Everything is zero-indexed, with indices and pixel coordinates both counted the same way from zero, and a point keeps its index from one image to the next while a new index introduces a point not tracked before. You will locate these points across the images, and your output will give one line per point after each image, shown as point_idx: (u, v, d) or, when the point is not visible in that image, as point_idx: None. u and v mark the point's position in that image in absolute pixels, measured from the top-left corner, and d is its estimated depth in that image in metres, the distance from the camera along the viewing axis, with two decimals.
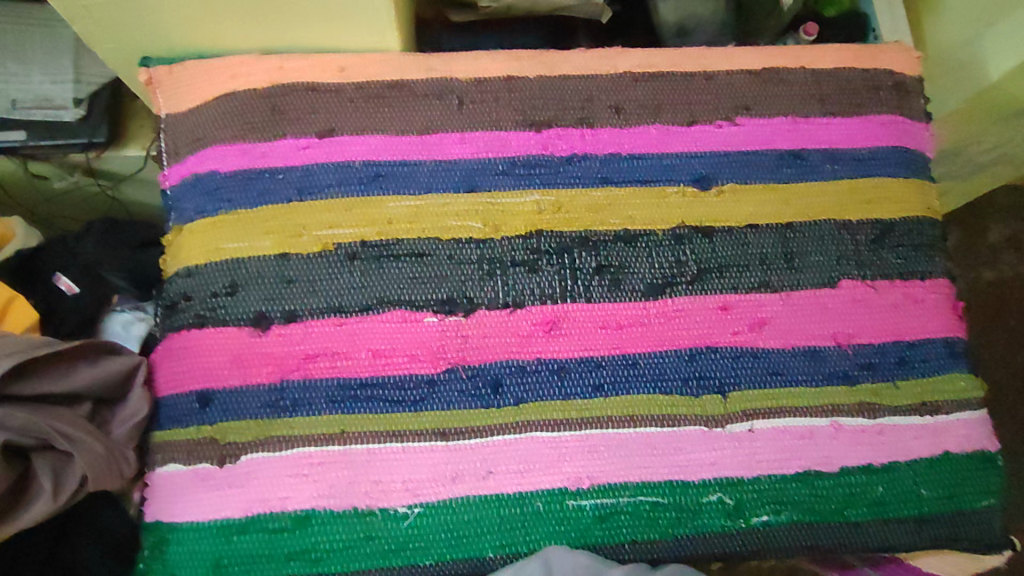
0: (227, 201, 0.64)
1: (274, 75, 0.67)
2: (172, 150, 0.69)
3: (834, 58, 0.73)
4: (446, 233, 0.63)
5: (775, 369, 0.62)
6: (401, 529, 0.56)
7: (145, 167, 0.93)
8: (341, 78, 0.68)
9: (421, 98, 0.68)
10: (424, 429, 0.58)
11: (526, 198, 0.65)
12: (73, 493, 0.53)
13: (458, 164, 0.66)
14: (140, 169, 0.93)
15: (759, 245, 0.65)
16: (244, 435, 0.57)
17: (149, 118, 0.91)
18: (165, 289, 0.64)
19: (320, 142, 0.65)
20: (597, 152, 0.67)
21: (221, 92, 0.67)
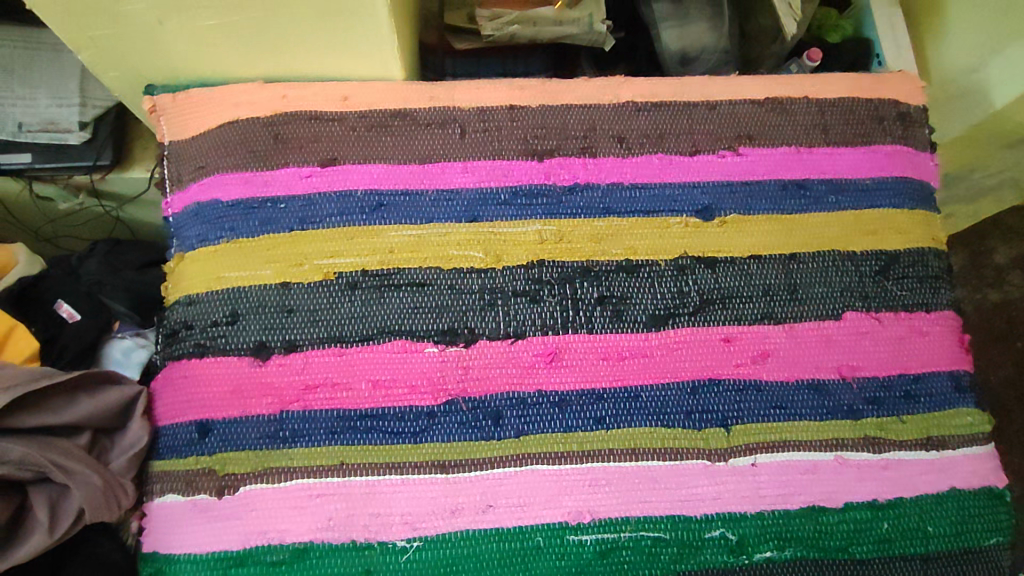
0: (229, 229, 0.64)
1: (278, 104, 0.68)
2: (175, 177, 0.69)
3: (836, 88, 0.73)
4: (447, 263, 0.63)
5: (779, 402, 0.61)
6: (400, 563, 0.56)
7: (149, 189, 0.93)
8: (345, 106, 0.68)
9: (424, 127, 0.68)
10: (424, 462, 0.57)
11: (528, 228, 0.65)
12: (72, 525, 0.53)
13: (460, 193, 0.66)
14: (145, 190, 0.94)
15: (762, 276, 0.65)
16: (243, 466, 0.57)
17: (154, 140, 0.92)
18: (166, 316, 0.64)
19: (323, 171, 0.66)
20: (600, 181, 0.67)
21: (225, 120, 0.68)
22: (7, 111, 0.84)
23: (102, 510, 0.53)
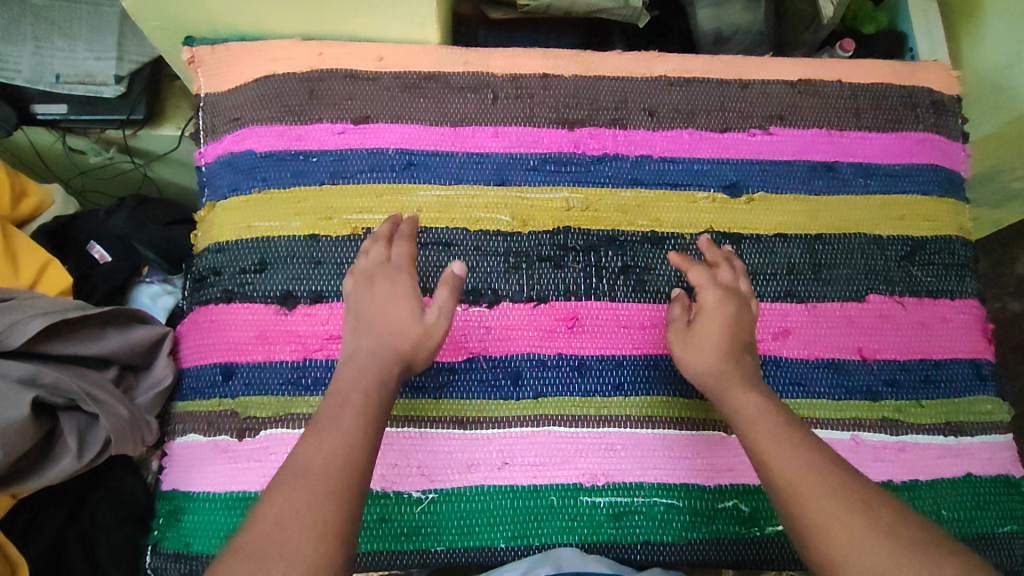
0: (261, 179, 0.66)
1: (314, 62, 0.69)
2: (209, 128, 0.70)
3: (870, 73, 0.73)
4: (473, 224, 0.64)
5: (798, 379, 0.61)
6: (414, 514, 0.55)
7: (178, 147, 0.95)
8: (380, 66, 0.70)
9: (457, 90, 0.69)
10: (443, 417, 0.58)
11: (556, 195, 0.66)
12: (98, 454, 0.53)
13: (489, 157, 0.67)
14: (174, 149, 0.96)
15: (787, 254, 0.65)
16: (265, 410, 0.57)
17: (186, 99, 0.94)
18: (193, 263, 0.65)
19: (355, 128, 0.67)
20: (628, 153, 0.68)
21: (261, 75, 0.70)
22: (46, 60, 0.85)
23: (127, 442, 0.53)
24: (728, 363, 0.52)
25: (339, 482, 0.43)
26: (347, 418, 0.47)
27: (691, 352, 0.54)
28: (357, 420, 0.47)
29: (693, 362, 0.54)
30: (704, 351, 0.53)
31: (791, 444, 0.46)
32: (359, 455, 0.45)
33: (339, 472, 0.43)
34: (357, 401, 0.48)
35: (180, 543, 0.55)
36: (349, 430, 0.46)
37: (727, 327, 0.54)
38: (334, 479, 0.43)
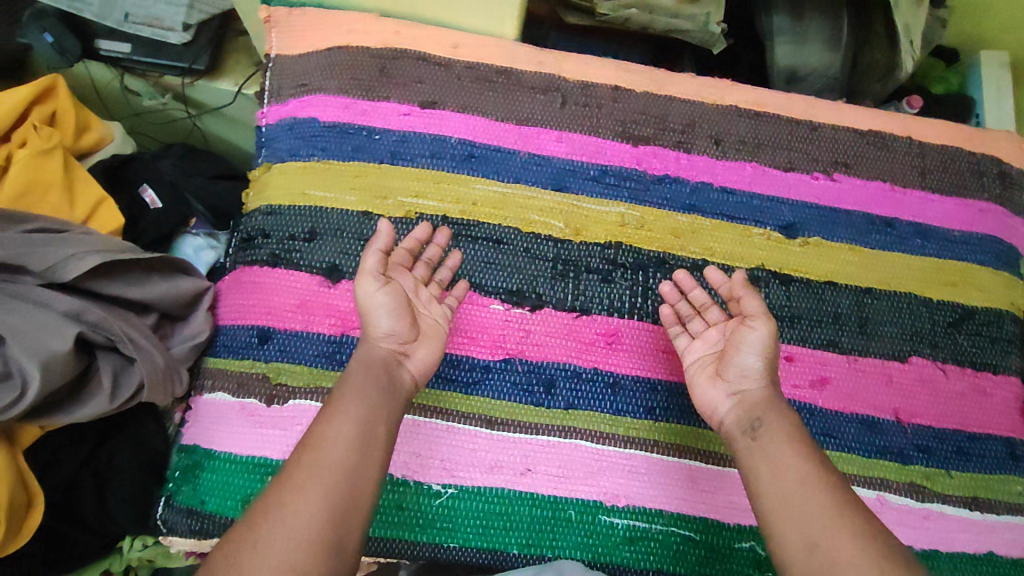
0: (321, 149, 0.66)
1: (389, 39, 0.69)
2: (274, 90, 0.70)
3: (941, 134, 0.72)
4: (526, 225, 0.64)
5: (828, 431, 0.60)
6: (431, 507, 0.55)
7: (233, 104, 0.95)
8: (453, 54, 0.70)
9: (527, 89, 0.69)
10: (472, 414, 0.57)
11: (612, 209, 0.65)
12: (129, 398, 0.53)
13: (550, 161, 0.67)
14: (228, 105, 0.96)
15: (834, 303, 0.64)
16: (297, 380, 0.57)
17: (246, 56, 0.94)
18: (243, 222, 0.65)
19: (421, 112, 0.67)
20: (690, 178, 0.67)
21: (334, 45, 0.70)
22: None
23: (158, 391, 0.53)
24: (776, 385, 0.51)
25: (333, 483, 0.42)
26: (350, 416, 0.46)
27: (769, 353, 0.51)
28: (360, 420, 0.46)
29: (758, 363, 0.51)
30: (766, 365, 0.51)
31: (807, 494, 0.44)
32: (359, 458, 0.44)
33: (340, 476, 0.43)
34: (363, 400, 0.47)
35: (195, 500, 0.55)
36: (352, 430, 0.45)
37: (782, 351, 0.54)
38: (336, 483, 0.42)
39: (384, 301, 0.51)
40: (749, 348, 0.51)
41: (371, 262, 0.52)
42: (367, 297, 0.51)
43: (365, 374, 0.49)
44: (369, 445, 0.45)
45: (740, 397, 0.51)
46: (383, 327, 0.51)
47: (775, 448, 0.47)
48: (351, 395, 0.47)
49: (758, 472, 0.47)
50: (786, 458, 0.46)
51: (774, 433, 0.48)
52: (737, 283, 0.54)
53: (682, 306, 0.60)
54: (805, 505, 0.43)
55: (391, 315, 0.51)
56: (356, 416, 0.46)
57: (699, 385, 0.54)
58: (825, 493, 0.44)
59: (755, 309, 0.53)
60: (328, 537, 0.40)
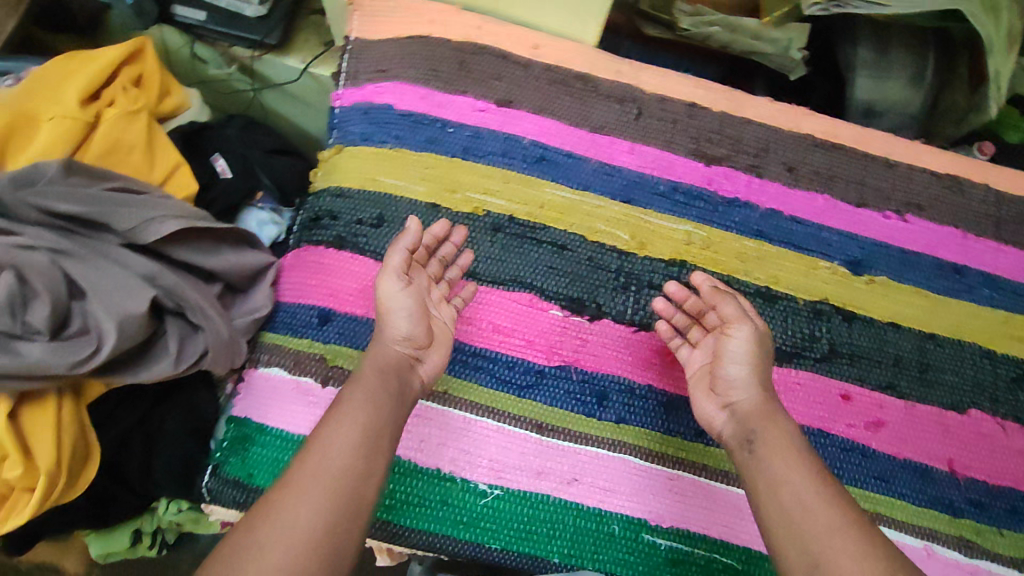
0: (394, 137, 0.66)
1: (470, 33, 0.69)
2: (350, 72, 0.70)
3: (1018, 185, 0.70)
4: (591, 234, 0.64)
5: (881, 475, 0.58)
6: (476, 506, 0.54)
7: (297, 82, 0.96)
8: (532, 54, 0.69)
9: (603, 97, 0.68)
10: (522, 417, 0.57)
11: (679, 226, 0.64)
12: (192, 365, 0.53)
13: (621, 172, 0.66)
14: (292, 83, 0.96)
15: (896, 346, 0.62)
16: (353, 363, 0.57)
17: (316, 34, 0.95)
18: (311, 201, 0.66)
19: (496, 109, 0.67)
20: (760, 203, 0.66)
21: (415, 33, 0.70)
22: None
23: (221, 359, 0.53)
24: (771, 395, 0.51)
25: (334, 489, 0.41)
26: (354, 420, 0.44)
27: (751, 360, 0.52)
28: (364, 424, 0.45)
29: (745, 372, 0.51)
30: (754, 373, 0.51)
31: (810, 515, 0.42)
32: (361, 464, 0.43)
33: (340, 481, 0.41)
34: (369, 405, 0.46)
35: (244, 473, 0.55)
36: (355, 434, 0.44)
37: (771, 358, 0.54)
38: (336, 488, 0.41)
39: (406, 302, 0.52)
40: (733, 357, 0.52)
41: (396, 258, 0.53)
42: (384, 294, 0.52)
43: (374, 378, 0.48)
44: (373, 451, 0.44)
45: (733, 408, 0.51)
46: (401, 331, 0.51)
47: (777, 462, 0.46)
48: (360, 399, 0.46)
49: (760, 498, 0.45)
50: (786, 473, 0.45)
51: (772, 447, 0.46)
52: (710, 292, 0.56)
53: (677, 318, 0.59)
54: (810, 526, 0.42)
55: (408, 317, 0.52)
56: (363, 422, 0.45)
57: (696, 399, 0.54)
58: (832, 509, 0.42)
59: (733, 317, 0.54)
60: (325, 542, 0.39)
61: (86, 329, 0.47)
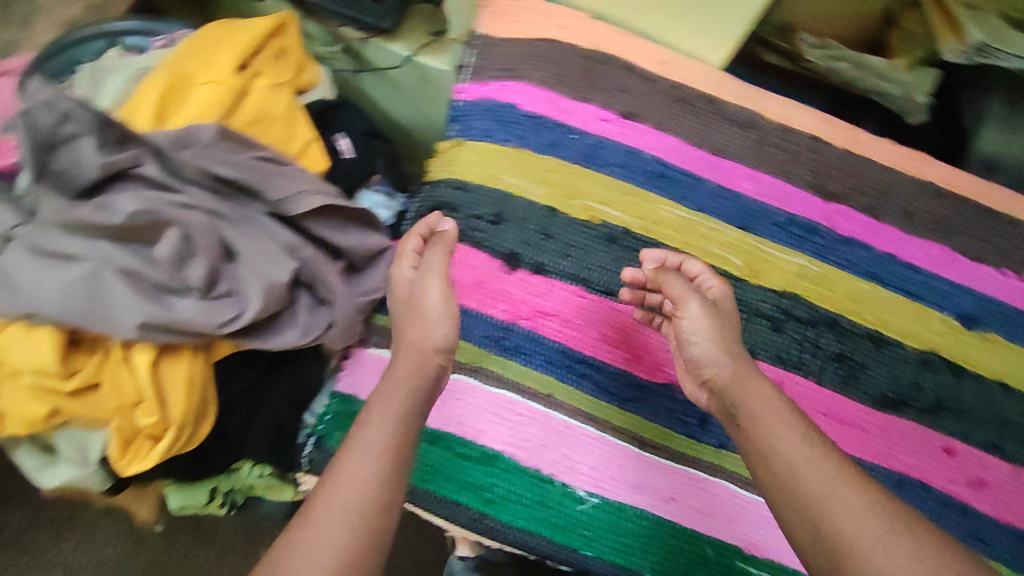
0: (517, 137, 0.66)
1: (600, 42, 0.70)
2: (475, 67, 0.71)
3: None
4: (705, 256, 0.64)
5: (980, 535, 0.57)
6: (574, 511, 0.56)
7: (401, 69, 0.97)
8: (659, 70, 0.69)
9: (726, 120, 0.68)
10: (624, 430, 0.58)
11: (792, 259, 0.64)
12: (316, 337, 0.55)
13: (739, 198, 0.66)
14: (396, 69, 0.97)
15: (1004, 407, 0.61)
16: (465, 355, 0.60)
17: (421, 24, 0.95)
18: (428, 191, 0.67)
19: (619, 121, 0.67)
20: (875, 245, 0.65)
21: (545, 36, 0.70)
22: None
23: (345, 334, 0.56)
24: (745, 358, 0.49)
25: (358, 518, 0.41)
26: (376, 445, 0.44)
27: (711, 333, 0.50)
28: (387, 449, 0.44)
29: (711, 347, 0.49)
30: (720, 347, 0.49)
31: (809, 467, 0.42)
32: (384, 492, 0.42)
33: (364, 510, 0.41)
34: (391, 429, 0.45)
35: None
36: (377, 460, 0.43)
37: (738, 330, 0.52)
38: (359, 518, 0.41)
39: (439, 297, 0.52)
40: (698, 338, 0.50)
41: (438, 262, 0.53)
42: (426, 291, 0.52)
43: (397, 398, 0.47)
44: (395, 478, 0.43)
45: (710, 383, 0.50)
46: (436, 337, 0.51)
47: (771, 419, 0.45)
48: (378, 439, 0.44)
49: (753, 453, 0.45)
50: (775, 427, 0.45)
51: (755, 411, 0.46)
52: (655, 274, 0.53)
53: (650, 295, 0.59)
54: (807, 479, 0.42)
55: (444, 322, 0.51)
56: (386, 451, 0.44)
57: (686, 381, 0.54)
58: (826, 461, 0.42)
59: (680, 291, 0.51)
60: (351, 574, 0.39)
61: (235, 293, 0.49)
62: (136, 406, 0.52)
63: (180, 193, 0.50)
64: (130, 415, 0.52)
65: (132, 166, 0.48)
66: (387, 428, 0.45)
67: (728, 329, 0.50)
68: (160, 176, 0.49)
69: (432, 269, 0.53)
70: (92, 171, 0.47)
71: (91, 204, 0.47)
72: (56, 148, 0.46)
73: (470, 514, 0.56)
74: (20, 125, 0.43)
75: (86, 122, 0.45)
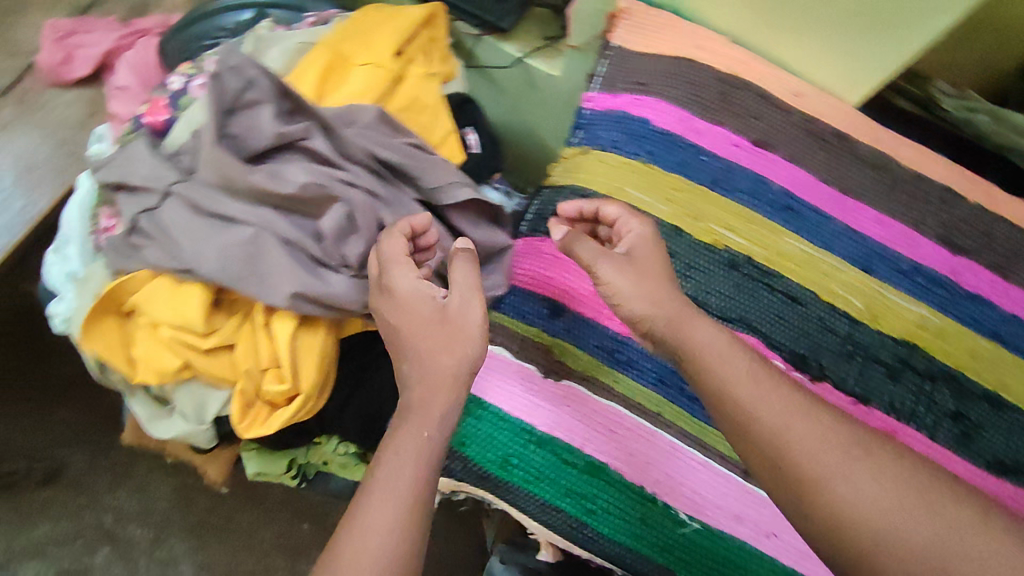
0: (647, 152, 0.66)
1: (738, 67, 0.69)
2: (607, 77, 0.71)
3: None
4: (826, 294, 0.63)
5: None
6: (673, 533, 0.57)
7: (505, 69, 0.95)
8: (795, 102, 0.68)
9: (859, 161, 0.67)
10: (731, 459, 0.58)
11: (914, 309, 0.63)
12: None
13: (865, 240, 0.65)
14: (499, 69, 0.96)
15: None
16: (577, 362, 0.60)
17: (534, 25, 0.94)
18: (552, 195, 0.68)
19: (750, 148, 0.66)
20: (1000, 305, 0.64)
21: (682, 55, 0.69)
22: None
23: None
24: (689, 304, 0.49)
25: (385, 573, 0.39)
26: (396, 485, 0.42)
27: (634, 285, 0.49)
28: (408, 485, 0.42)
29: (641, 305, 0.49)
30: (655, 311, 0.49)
31: (771, 408, 0.42)
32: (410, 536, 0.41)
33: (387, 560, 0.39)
34: (410, 464, 0.43)
35: (459, 442, 0.60)
36: (399, 502, 0.41)
37: (663, 273, 0.51)
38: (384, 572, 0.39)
39: (477, 317, 0.47)
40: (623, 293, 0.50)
41: (468, 276, 0.49)
42: (464, 309, 0.47)
43: (413, 428, 0.44)
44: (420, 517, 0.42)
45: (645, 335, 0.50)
46: (472, 353, 0.47)
47: (724, 369, 0.45)
48: (394, 485, 0.42)
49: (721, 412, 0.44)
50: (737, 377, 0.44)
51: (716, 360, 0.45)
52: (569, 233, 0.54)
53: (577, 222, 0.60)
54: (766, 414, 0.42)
55: (479, 341, 0.47)
56: (407, 489, 0.42)
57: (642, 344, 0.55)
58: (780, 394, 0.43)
59: (590, 258, 0.51)
60: None
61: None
62: (265, 371, 0.53)
63: (345, 171, 0.53)
64: (259, 379, 0.54)
65: (302, 139, 0.52)
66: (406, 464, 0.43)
67: (639, 277, 0.50)
68: (330, 153, 0.53)
69: (471, 289, 0.48)
70: (267, 139, 0.50)
71: (263, 170, 0.50)
72: (236, 112, 0.51)
73: (570, 521, 0.58)
74: (212, 84, 0.49)
75: (268, 91, 0.50)
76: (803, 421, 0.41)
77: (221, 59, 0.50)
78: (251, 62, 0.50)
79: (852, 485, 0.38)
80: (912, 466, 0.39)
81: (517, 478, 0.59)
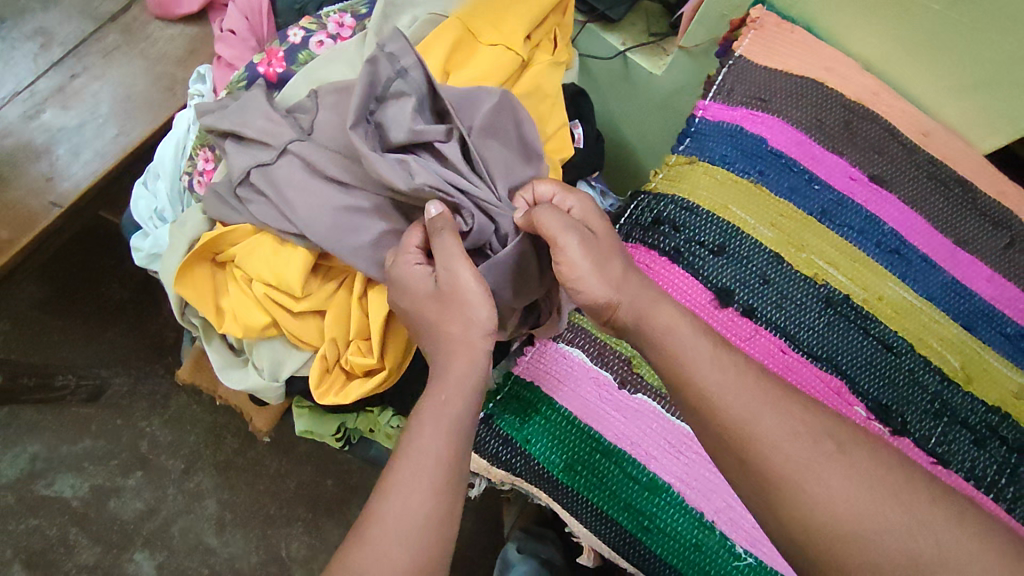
0: (757, 172, 0.64)
1: (866, 95, 0.67)
2: (725, 87, 0.68)
3: None
4: (921, 346, 0.60)
5: None
6: (725, 565, 0.54)
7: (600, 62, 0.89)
8: (921, 141, 0.66)
9: (979, 213, 0.64)
10: None
11: (1013, 376, 0.59)
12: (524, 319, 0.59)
13: (973, 297, 0.61)
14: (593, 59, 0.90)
15: None
16: (654, 378, 0.60)
17: (639, 16, 0.88)
18: (648, 203, 0.65)
19: (866, 183, 0.64)
20: None
21: (811, 76, 0.67)
22: None
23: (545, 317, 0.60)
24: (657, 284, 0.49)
25: (412, 535, 0.41)
26: (418, 452, 0.44)
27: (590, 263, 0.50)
28: (432, 457, 0.44)
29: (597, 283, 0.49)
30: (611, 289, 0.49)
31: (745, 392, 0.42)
32: (434, 502, 0.43)
33: (412, 525, 0.41)
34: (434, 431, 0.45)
35: (524, 437, 0.60)
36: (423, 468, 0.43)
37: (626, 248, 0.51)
38: (405, 540, 0.41)
39: (473, 279, 0.49)
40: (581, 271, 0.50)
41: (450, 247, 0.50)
42: (454, 278, 0.49)
43: (437, 397, 0.47)
44: (448, 480, 0.44)
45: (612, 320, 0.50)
46: (482, 317, 0.49)
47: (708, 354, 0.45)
48: (419, 452, 0.44)
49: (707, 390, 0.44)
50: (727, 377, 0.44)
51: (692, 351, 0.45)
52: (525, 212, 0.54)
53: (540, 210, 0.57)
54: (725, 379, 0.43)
55: (485, 302, 0.49)
56: (433, 458, 0.44)
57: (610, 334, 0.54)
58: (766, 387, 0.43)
59: (555, 229, 0.50)
60: None
61: None
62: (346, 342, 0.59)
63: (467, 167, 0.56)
64: (342, 349, 0.59)
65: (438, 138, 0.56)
66: (433, 432, 0.45)
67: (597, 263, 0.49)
68: (456, 158, 0.56)
69: (455, 257, 0.49)
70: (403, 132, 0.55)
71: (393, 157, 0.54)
72: (385, 100, 0.56)
73: (623, 535, 0.57)
74: (370, 66, 0.55)
75: (418, 84, 0.56)
76: (773, 414, 0.42)
77: (380, 47, 0.56)
78: (410, 53, 0.56)
79: (824, 484, 0.39)
80: (895, 470, 0.39)
81: (577, 483, 0.58)
